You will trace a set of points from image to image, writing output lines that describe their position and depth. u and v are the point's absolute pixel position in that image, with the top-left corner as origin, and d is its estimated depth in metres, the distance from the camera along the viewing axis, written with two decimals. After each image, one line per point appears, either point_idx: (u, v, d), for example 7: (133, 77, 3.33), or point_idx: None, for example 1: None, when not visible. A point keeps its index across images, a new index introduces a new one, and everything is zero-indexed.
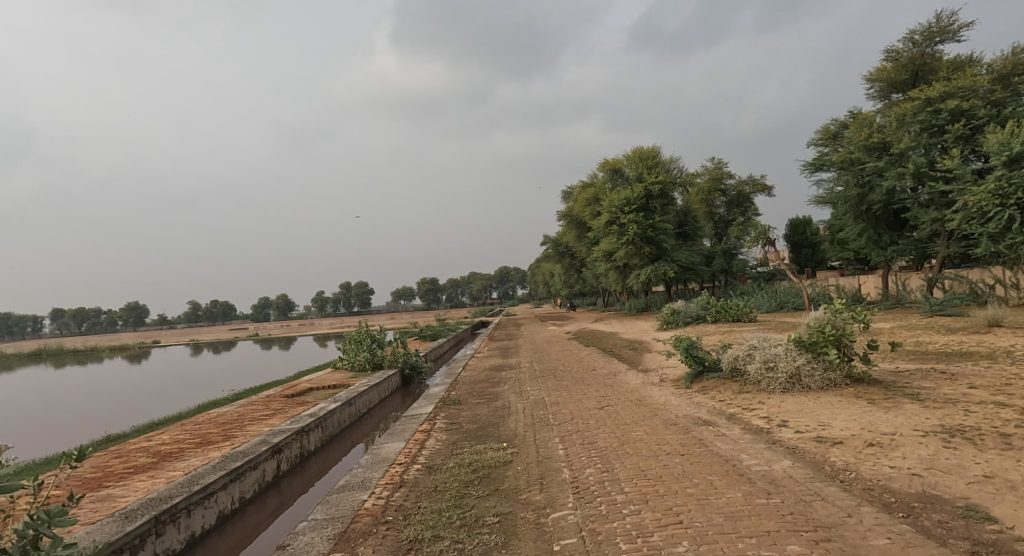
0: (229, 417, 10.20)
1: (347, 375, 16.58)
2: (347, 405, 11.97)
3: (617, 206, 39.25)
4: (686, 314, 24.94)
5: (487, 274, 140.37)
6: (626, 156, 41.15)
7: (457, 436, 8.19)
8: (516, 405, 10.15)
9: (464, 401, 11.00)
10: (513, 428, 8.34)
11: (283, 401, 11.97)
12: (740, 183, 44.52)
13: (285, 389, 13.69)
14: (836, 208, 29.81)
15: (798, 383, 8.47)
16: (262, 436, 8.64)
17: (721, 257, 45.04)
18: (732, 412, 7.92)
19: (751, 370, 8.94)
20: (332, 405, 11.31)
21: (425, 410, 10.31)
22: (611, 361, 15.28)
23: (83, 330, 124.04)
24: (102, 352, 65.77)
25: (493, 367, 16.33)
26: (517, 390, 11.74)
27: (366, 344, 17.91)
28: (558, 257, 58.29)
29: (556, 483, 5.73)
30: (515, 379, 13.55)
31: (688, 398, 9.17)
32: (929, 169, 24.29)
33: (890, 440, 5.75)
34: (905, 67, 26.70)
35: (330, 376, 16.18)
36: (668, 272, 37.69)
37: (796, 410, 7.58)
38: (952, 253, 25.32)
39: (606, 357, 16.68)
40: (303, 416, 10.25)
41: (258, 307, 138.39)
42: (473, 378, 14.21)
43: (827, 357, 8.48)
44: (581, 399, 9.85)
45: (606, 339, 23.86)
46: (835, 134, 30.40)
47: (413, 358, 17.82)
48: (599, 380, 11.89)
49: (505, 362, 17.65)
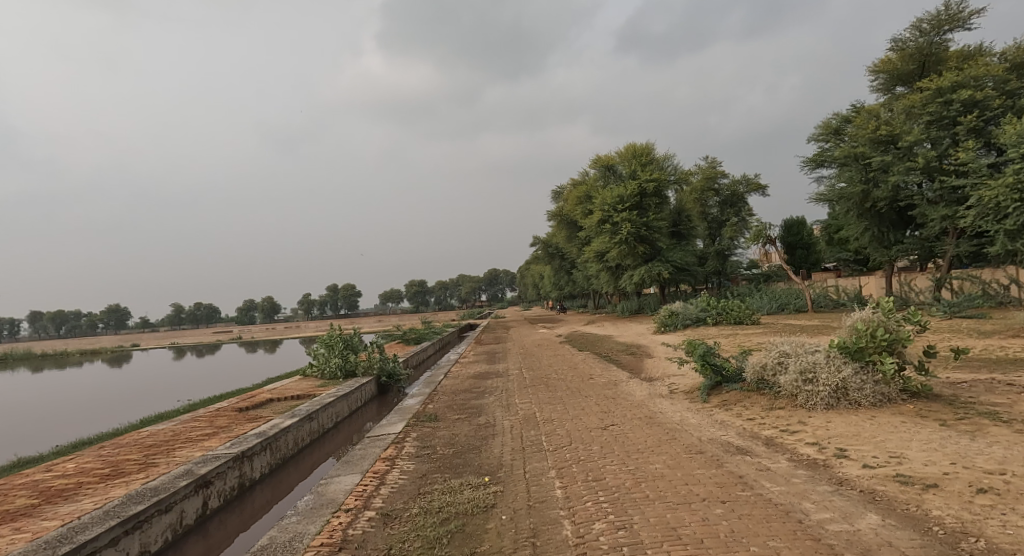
0: (158, 439, 8.55)
1: (316, 383, 14.94)
2: (307, 420, 10.32)
3: (609, 204, 37.91)
4: (685, 316, 23.48)
5: (476, 277, 138.79)
6: (619, 153, 39.73)
7: (430, 465, 6.61)
8: (502, 423, 8.59)
9: (443, 417, 9.45)
10: (498, 455, 6.79)
11: (233, 416, 10.34)
12: (734, 182, 43.39)
13: (241, 402, 12.04)
14: (840, 206, 28.52)
15: (844, 398, 7.00)
16: (187, 465, 7.04)
17: (714, 258, 43.79)
18: (769, 435, 6.44)
19: (784, 382, 7.47)
20: (287, 422, 9.68)
21: (395, 429, 8.68)
22: (609, 368, 13.74)
23: (61, 332, 120.99)
24: (78, 356, 63.60)
25: (478, 375, 14.78)
26: (505, 403, 10.16)
27: (338, 349, 16.28)
28: (548, 259, 56.84)
29: (552, 545, 4.20)
30: (502, 389, 11.99)
31: (708, 416, 7.66)
32: (939, 164, 23.10)
33: (1005, 484, 4.27)
34: (911, 58, 25.52)
35: (297, 384, 14.55)
36: (663, 273, 36.35)
37: (851, 432, 6.11)
38: (960, 253, 24.28)
39: (603, 363, 15.19)
40: (248, 437, 8.61)
41: (243, 309, 136.00)
42: (455, 388, 12.63)
43: (877, 367, 7.01)
44: (580, 415, 8.32)
45: (601, 343, 22.38)
46: (836, 129, 29.29)
47: (390, 364, 16.29)
48: (598, 391, 10.36)
49: (492, 368, 16.11)
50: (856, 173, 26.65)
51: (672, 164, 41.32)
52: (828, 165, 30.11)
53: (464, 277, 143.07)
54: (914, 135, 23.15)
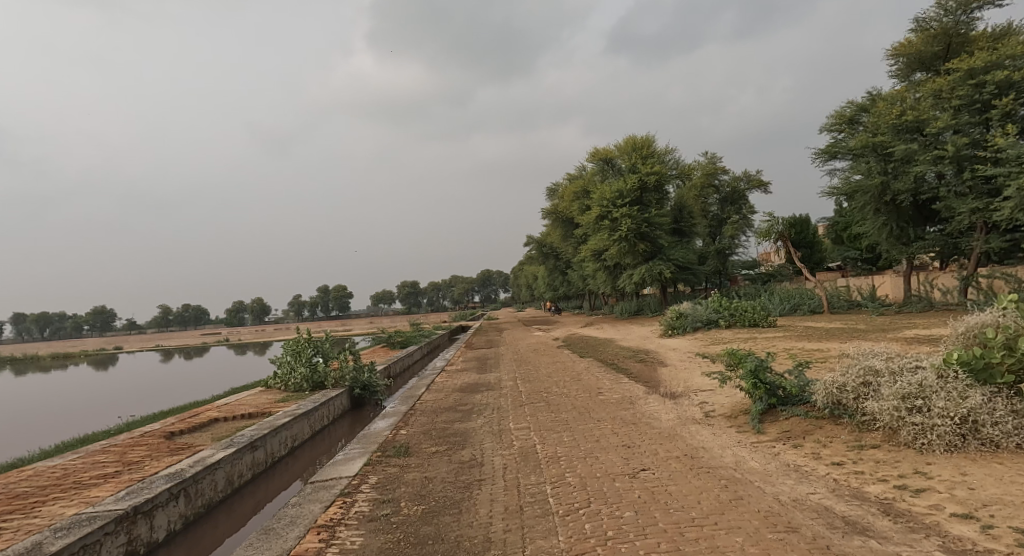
0: (36, 485, 6.45)
1: (276, 397, 12.82)
2: (247, 451, 8.21)
3: (608, 199, 36.07)
4: (695, 318, 21.45)
5: (470, 278, 136.71)
6: (618, 146, 37.76)
7: (384, 542, 4.54)
8: (491, 461, 6.52)
9: (417, 449, 7.40)
10: (484, 522, 4.74)
11: (154, 446, 8.23)
12: (735, 179, 41.54)
13: (175, 424, 9.91)
14: (856, 200, 26.65)
15: (973, 437, 4.98)
16: (42, 535, 5.01)
17: (714, 258, 41.87)
18: (882, 495, 4.41)
19: (880, 410, 5.46)
20: (218, 455, 7.58)
21: (352, 469, 6.61)
22: (619, 380, 11.66)
23: (45, 335, 117.95)
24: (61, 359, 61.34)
25: (466, 387, 12.72)
26: (496, 429, 8.11)
27: (305, 357, 14.12)
28: (543, 259, 54.91)
29: None
30: (493, 408, 9.91)
31: (773, 458, 5.58)
32: (971, 152, 21.21)
33: None
34: (935, 39, 23.60)
35: (253, 399, 12.42)
36: (665, 272, 34.47)
37: (1015, 494, 4.09)
38: (988, 249, 22.61)
39: (611, 373, 13.20)
40: (156, 479, 6.54)
41: (232, 311, 133.15)
42: (437, 406, 10.55)
43: (1016, 392, 5.06)
44: (595, 452, 6.27)
45: (603, 348, 20.42)
46: (851, 119, 27.51)
47: (365, 375, 14.16)
48: (612, 413, 8.32)
49: (483, 379, 14.09)
50: (876, 164, 24.89)
51: (673, 157, 39.37)
52: (843, 156, 28.21)
53: (457, 278, 140.64)
54: (942, 121, 21.30)
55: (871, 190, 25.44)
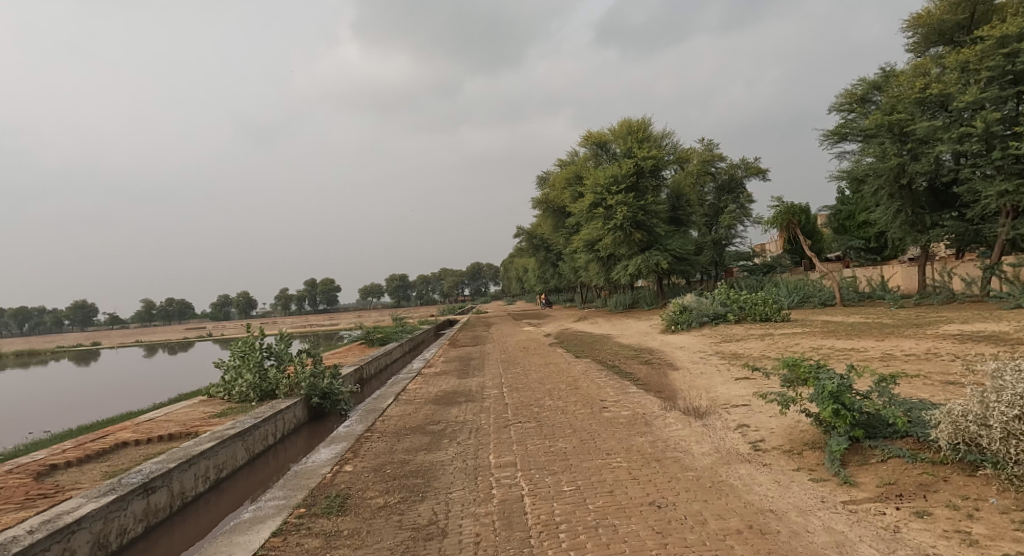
0: None
1: (215, 410, 10.71)
2: (135, 498, 6.16)
3: (602, 185, 34.07)
4: (700, 313, 19.50)
5: (459, 271, 134.41)
6: (612, 130, 35.65)
7: None
8: (460, 529, 4.49)
9: (360, 501, 5.34)
10: None
11: (11, 493, 6.12)
12: (732, 166, 39.86)
13: (67, 454, 7.79)
14: (870, 184, 24.82)
15: None
16: None
17: (710, 249, 39.95)
18: None
19: None
20: (84, 509, 5.57)
21: (256, 542, 4.58)
22: (625, 390, 9.66)
23: (23, 331, 114.05)
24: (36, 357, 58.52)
25: (442, 396, 10.68)
26: (471, 466, 6.09)
27: (254, 362, 12.04)
28: (533, 251, 52.86)
29: None
30: (471, 429, 7.89)
31: (896, 539, 3.58)
32: (1002, 129, 19.30)
33: None
34: (959, 8, 21.67)
35: (185, 414, 10.32)
36: (662, 262, 32.52)
37: None
38: (1013, 237, 20.88)
39: (613, 378, 11.22)
40: None
41: (218, 305, 129.90)
42: (401, 424, 8.50)
43: None
44: (611, 522, 4.24)
45: (601, 345, 18.40)
46: (862, 97, 25.72)
47: (325, 381, 12.13)
48: (625, 443, 6.31)
49: (463, 385, 12.03)
50: (891, 144, 23.12)
51: (670, 141, 37.38)
52: (854, 138, 26.34)
53: (446, 270, 138.31)
54: (969, 95, 19.42)
55: (886, 173, 23.63)
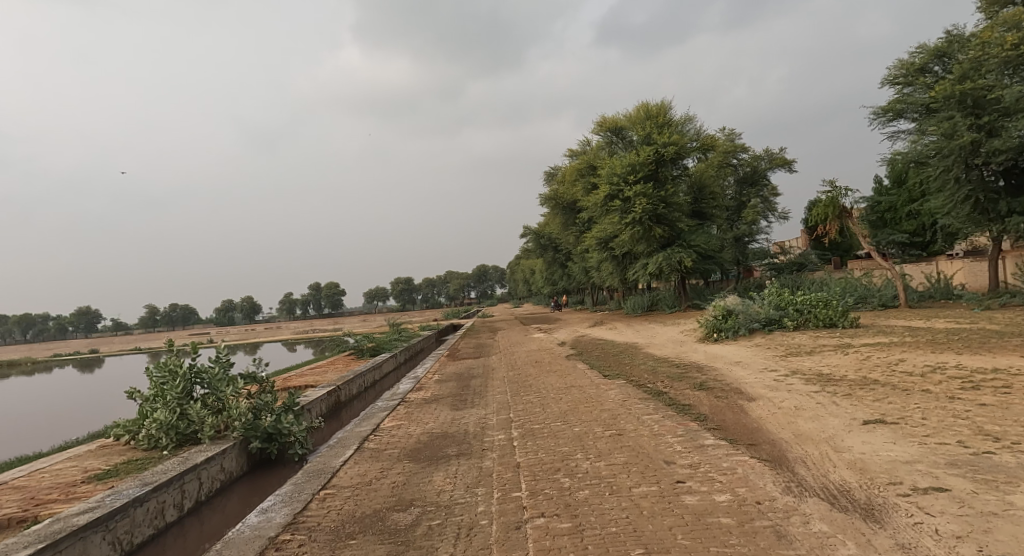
0: None
1: (100, 467, 7.45)
2: None
3: (619, 174, 30.80)
4: (749, 317, 16.18)
5: (465, 273, 131.42)
6: (629, 115, 32.43)
7: None
8: None
9: None
10: None
11: None
12: (755, 157, 36.65)
13: None
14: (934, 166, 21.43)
15: None
16: None
17: (732, 247, 36.33)
18: None
19: None
20: None
21: None
22: (699, 442, 6.35)
23: (27, 337, 111.14)
24: (33, 364, 56.10)
25: (425, 446, 7.40)
26: None
27: (172, 393, 8.77)
28: (541, 251, 49.45)
29: None
30: (460, 529, 4.62)
31: None
32: None
33: None
34: None
35: (51, 477, 7.08)
36: (685, 260, 29.13)
37: None
38: None
39: (667, 413, 7.90)
40: None
41: (222, 309, 127.04)
42: (351, 511, 5.25)
43: None
44: None
45: (631, 357, 15.12)
46: (921, 68, 22.44)
47: (269, 420, 8.86)
48: None
49: (458, 421, 8.75)
50: (962, 119, 19.85)
51: (693, 126, 34.06)
52: (911, 115, 23.04)
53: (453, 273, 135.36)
54: None
55: (954, 152, 20.29)
